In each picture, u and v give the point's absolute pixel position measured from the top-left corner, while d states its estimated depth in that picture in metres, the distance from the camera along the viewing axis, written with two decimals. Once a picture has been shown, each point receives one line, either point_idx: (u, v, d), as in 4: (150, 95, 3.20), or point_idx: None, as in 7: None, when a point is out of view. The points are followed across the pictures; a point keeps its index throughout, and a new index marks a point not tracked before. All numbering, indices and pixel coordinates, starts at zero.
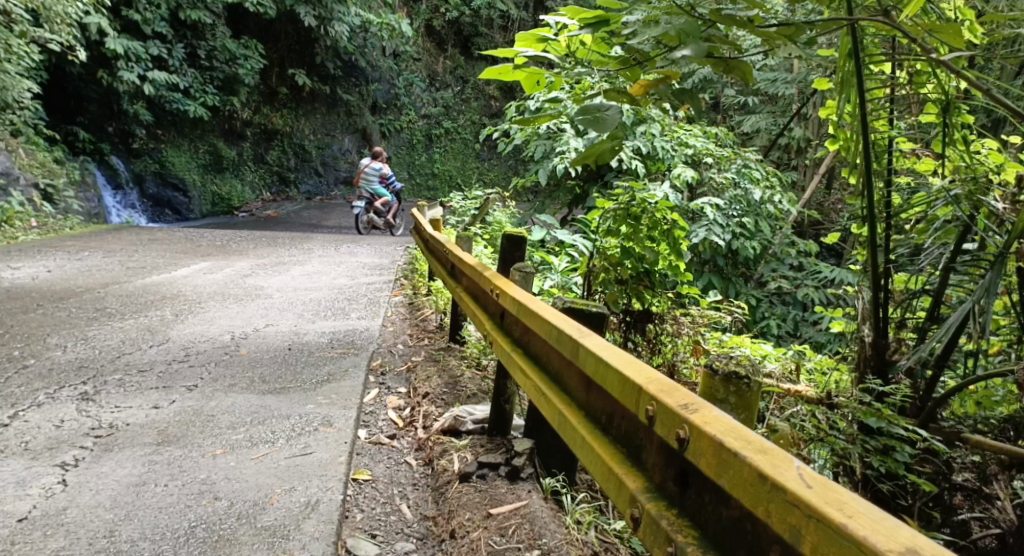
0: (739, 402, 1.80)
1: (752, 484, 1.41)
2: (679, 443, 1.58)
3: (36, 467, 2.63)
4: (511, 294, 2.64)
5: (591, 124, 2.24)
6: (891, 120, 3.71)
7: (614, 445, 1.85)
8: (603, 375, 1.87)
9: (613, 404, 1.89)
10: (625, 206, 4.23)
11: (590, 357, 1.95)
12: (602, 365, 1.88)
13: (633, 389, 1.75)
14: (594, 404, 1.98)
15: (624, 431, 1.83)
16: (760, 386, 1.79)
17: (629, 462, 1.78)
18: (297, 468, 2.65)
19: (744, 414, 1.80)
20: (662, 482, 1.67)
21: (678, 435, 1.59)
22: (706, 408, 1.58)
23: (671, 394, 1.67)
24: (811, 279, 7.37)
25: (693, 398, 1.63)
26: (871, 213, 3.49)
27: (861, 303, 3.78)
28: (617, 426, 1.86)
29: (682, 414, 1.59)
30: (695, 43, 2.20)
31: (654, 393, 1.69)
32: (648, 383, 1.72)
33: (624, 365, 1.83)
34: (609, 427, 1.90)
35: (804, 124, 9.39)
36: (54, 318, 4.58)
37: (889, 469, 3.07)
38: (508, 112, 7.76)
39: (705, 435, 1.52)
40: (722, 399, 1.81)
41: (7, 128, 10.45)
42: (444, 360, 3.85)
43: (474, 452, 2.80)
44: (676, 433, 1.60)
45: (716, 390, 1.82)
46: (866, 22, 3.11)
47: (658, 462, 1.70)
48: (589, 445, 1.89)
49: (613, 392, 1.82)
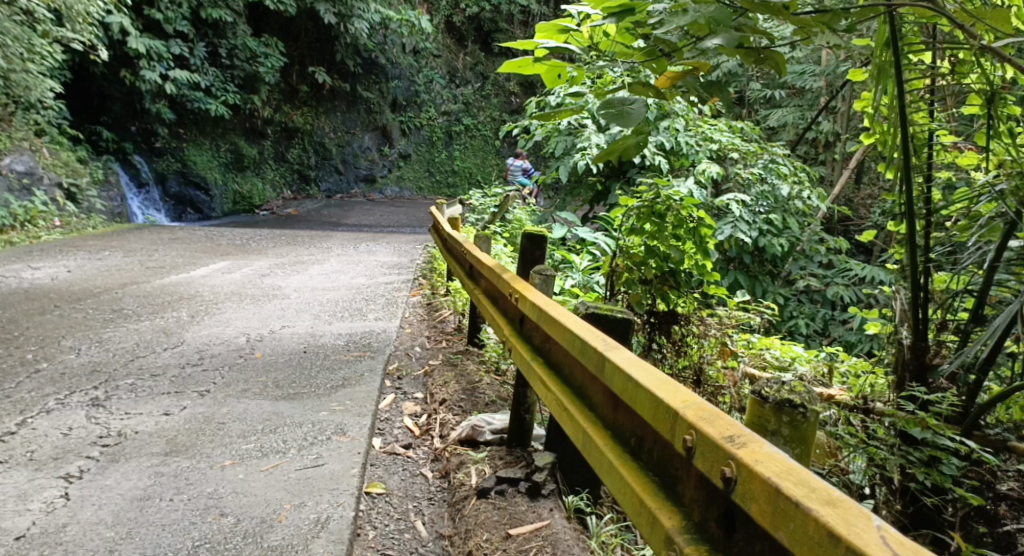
0: (793, 435, 1.69)
1: (820, 542, 1.27)
2: (725, 483, 1.45)
3: (39, 479, 2.56)
4: (532, 299, 2.51)
5: (614, 119, 2.11)
6: (931, 111, 3.53)
7: (644, 473, 1.72)
8: (632, 394, 1.74)
9: (644, 426, 1.75)
10: (649, 203, 4.07)
11: (617, 374, 1.82)
12: (631, 383, 1.75)
13: (666, 414, 1.63)
14: (622, 424, 1.85)
15: (657, 458, 1.70)
16: (816, 415, 1.67)
17: (661, 494, 1.65)
18: (308, 481, 2.55)
19: (798, 449, 1.69)
20: (702, 522, 1.54)
21: (723, 473, 1.45)
22: (755, 444, 1.46)
23: (712, 423, 1.54)
24: (841, 277, 7.18)
25: (739, 430, 1.50)
26: (910, 210, 3.32)
27: (898, 304, 3.63)
28: (649, 451, 1.73)
29: (728, 449, 1.46)
30: (726, 32, 2.08)
31: (691, 420, 1.56)
32: (685, 409, 1.59)
33: (656, 386, 1.69)
34: (638, 451, 1.77)
35: (832, 117, 9.17)
36: (70, 320, 4.52)
37: (934, 482, 2.90)
38: (529, 107, 7.60)
39: (757, 477, 1.40)
40: (774, 431, 1.70)
41: (31, 128, 10.49)
42: (463, 365, 3.74)
43: (493, 465, 2.69)
44: (720, 470, 1.47)
45: (766, 421, 1.71)
46: (905, 9, 2.96)
47: (696, 498, 1.56)
48: (617, 471, 1.76)
49: (644, 414, 1.69)
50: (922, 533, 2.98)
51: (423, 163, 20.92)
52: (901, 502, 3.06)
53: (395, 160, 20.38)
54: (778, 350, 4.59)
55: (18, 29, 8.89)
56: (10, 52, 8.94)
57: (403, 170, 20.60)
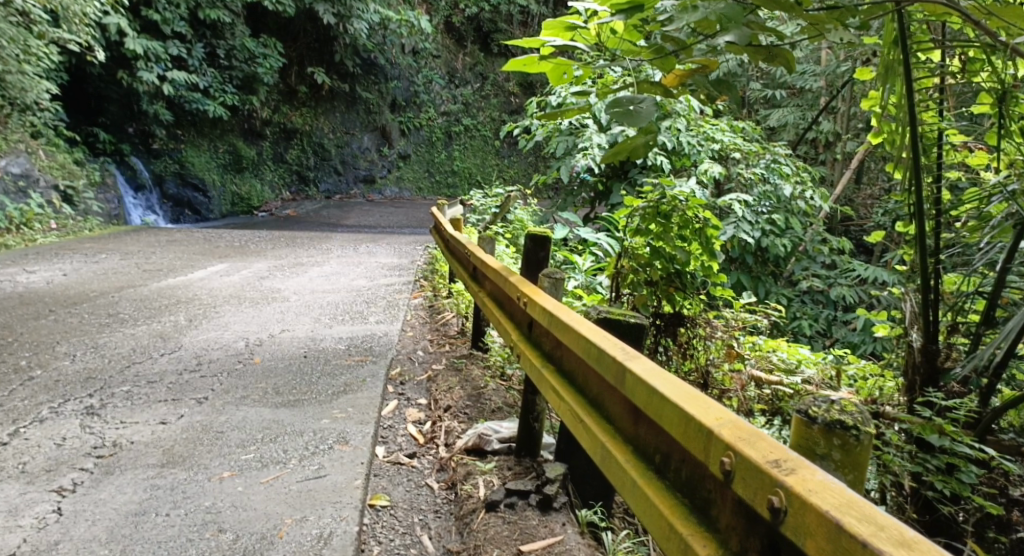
0: (845, 459, 1.52)
1: None
2: (773, 513, 1.37)
3: (31, 493, 2.48)
4: (541, 304, 2.43)
5: (621, 118, 2.04)
6: (941, 110, 3.46)
7: (671, 494, 1.65)
8: (657, 409, 1.67)
9: (671, 443, 1.68)
10: (654, 203, 3.99)
11: (640, 387, 1.74)
12: (656, 398, 1.68)
13: (700, 432, 1.55)
14: (644, 439, 1.78)
15: (685, 479, 1.62)
16: (871, 438, 1.50)
17: (692, 517, 1.57)
18: (310, 494, 2.47)
19: (851, 474, 1.52)
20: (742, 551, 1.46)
21: (771, 502, 1.37)
22: (806, 471, 1.37)
23: (753, 445, 1.46)
24: (844, 277, 7.13)
25: (785, 455, 1.42)
26: (920, 211, 3.25)
27: (908, 305, 3.54)
28: (676, 470, 1.66)
29: (776, 476, 1.38)
30: (737, 28, 2.02)
31: (729, 441, 1.49)
32: (721, 429, 1.52)
33: (686, 402, 1.62)
34: (662, 468, 1.70)
35: (833, 117, 9.11)
36: (65, 324, 4.45)
37: (953, 490, 2.84)
38: (529, 107, 7.50)
39: (813, 510, 1.31)
40: (824, 455, 1.53)
41: (28, 130, 10.42)
42: (467, 370, 3.66)
43: (502, 476, 2.61)
44: (767, 499, 1.38)
45: (815, 444, 1.54)
46: (915, 6, 2.87)
47: (732, 525, 1.48)
48: (642, 491, 1.68)
49: (674, 431, 1.62)
50: (936, 541, 2.90)
51: (422, 163, 20.79)
52: (916, 511, 2.97)
53: (394, 160, 20.23)
54: (785, 351, 4.50)
55: (14, 30, 8.79)
56: (6, 54, 8.86)
57: (402, 171, 20.44)
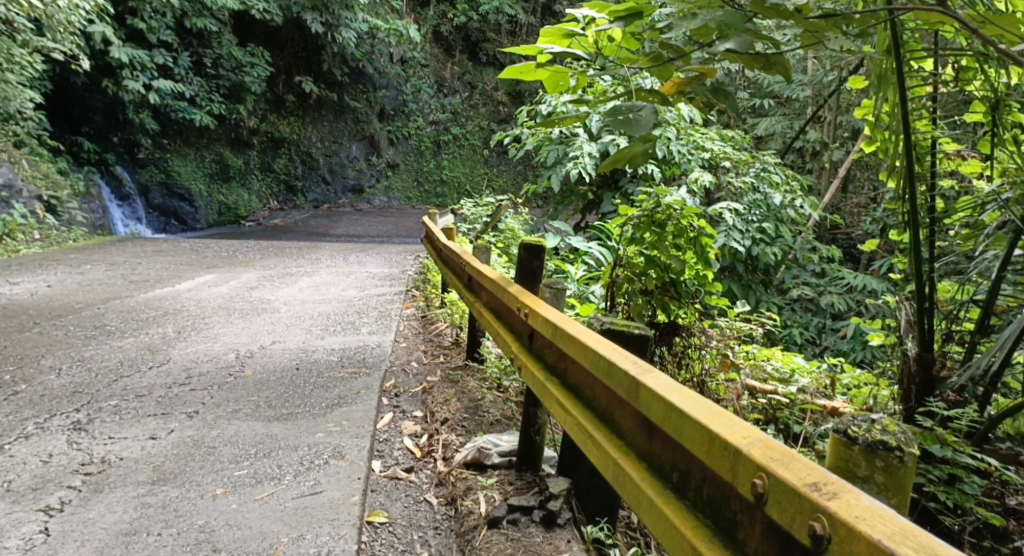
0: (888, 482, 1.49)
1: None
2: (814, 540, 1.33)
3: (16, 513, 2.40)
4: (543, 315, 2.39)
5: (622, 126, 2.00)
6: (933, 119, 3.44)
7: (692, 513, 1.60)
8: (677, 426, 1.64)
9: (690, 460, 1.64)
10: (649, 212, 3.96)
11: (656, 402, 1.71)
12: (675, 414, 1.64)
13: (726, 451, 1.51)
14: (659, 456, 1.74)
15: (707, 499, 1.58)
16: (914, 460, 1.47)
17: (715, 540, 1.53)
18: (306, 511, 2.41)
19: (895, 498, 1.49)
20: None
21: (812, 528, 1.33)
22: (848, 496, 1.34)
23: (788, 466, 1.42)
24: (834, 286, 7.22)
25: (824, 478, 1.38)
26: (915, 219, 3.23)
27: (903, 314, 3.54)
28: (695, 489, 1.62)
29: (816, 500, 1.34)
30: (737, 36, 1.97)
31: (760, 461, 1.45)
32: (750, 448, 1.48)
33: (708, 419, 1.59)
34: (679, 486, 1.66)
35: (820, 126, 9.15)
36: (50, 337, 4.36)
37: (956, 501, 2.81)
38: (519, 115, 7.46)
39: (862, 538, 1.27)
40: (865, 477, 1.50)
41: (10, 139, 10.30)
42: (463, 382, 3.60)
43: (503, 491, 2.56)
44: (807, 525, 1.34)
45: (855, 466, 1.50)
46: (908, 14, 2.84)
47: (762, 548, 1.44)
48: (661, 511, 1.64)
49: (696, 449, 1.58)
50: None
51: (410, 172, 20.69)
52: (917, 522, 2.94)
53: (382, 170, 20.14)
54: (780, 360, 4.46)
55: None
56: None
57: (390, 180, 20.34)
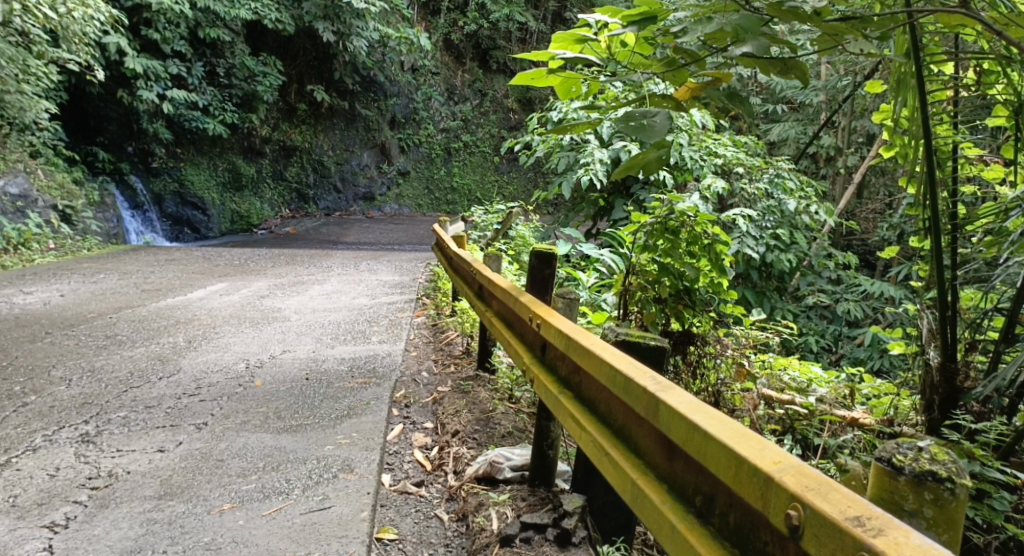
0: (937, 517, 1.47)
1: None
2: None
3: (21, 529, 2.37)
4: (557, 327, 2.33)
5: (635, 133, 1.94)
6: (955, 123, 3.35)
7: (717, 541, 1.54)
8: (700, 447, 1.58)
9: (716, 485, 1.58)
10: (662, 219, 3.87)
11: (679, 423, 1.65)
12: (700, 436, 1.58)
13: (756, 477, 1.46)
14: (681, 478, 1.68)
15: (734, 526, 1.52)
16: (965, 493, 1.46)
17: None
18: (314, 528, 2.37)
19: (946, 534, 1.47)
20: None
21: None
22: (893, 531, 1.28)
23: (825, 496, 1.36)
24: (850, 293, 7.10)
25: (865, 510, 1.32)
26: (937, 225, 3.15)
27: (925, 322, 3.44)
28: (721, 516, 1.55)
29: (857, 534, 1.28)
30: (755, 39, 1.90)
31: (794, 490, 1.39)
32: (783, 475, 1.42)
33: (735, 442, 1.53)
34: (703, 511, 1.60)
35: (833, 131, 9.04)
36: (61, 347, 4.35)
37: (986, 518, 2.76)
38: (530, 122, 7.40)
39: None
40: (913, 511, 1.48)
41: (26, 149, 10.39)
42: (475, 392, 3.55)
43: (516, 507, 2.50)
44: None
45: (902, 498, 1.49)
46: (929, 17, 2.77)
47: None
48: (685, 538, 1.58)
49: (721, 474, 1.52)
50: None
51: (421, 180, 20.71)
52: None
53: (394, 177, 20.17)
54: (797, 369, 4.36)
55: (13, 50, 8.76)
56: (4, 74, 8.81)
57: (401, 188, 20.37)
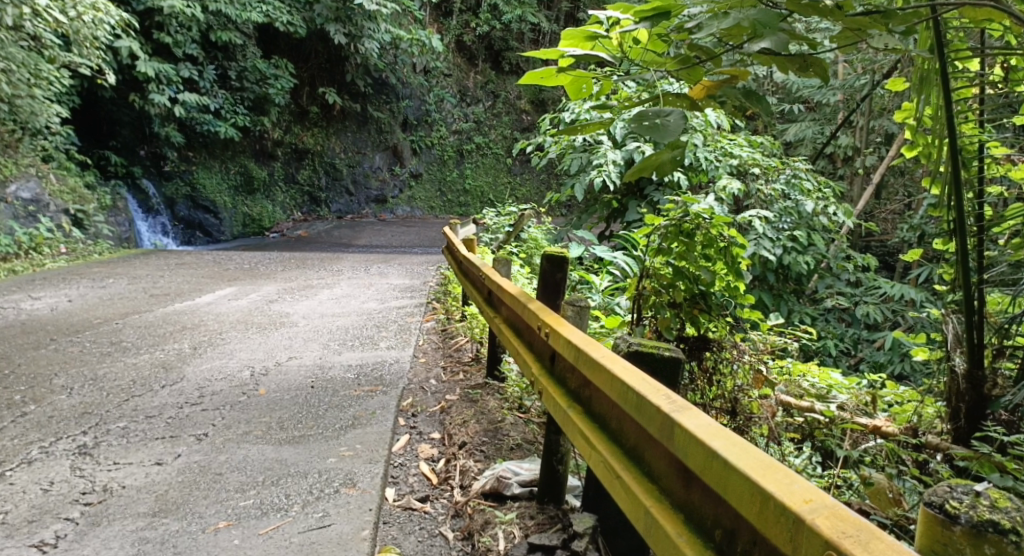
0: None
1: None
2: None
3: (9, 548, 2.30)
4: (567, 337, 2.22)
5: (649, 133, 1.84)
6: (981, 121, 3.20)
7: None
8: (720, 478, 1.48)
9: (738, 519, 1.47)
10: (676, 221, 3.76)
11: (699, 450, 1.54)
12: (723, 466, 1.48)
13: (785, 517, 1.36)
14: (697, 507, 1.58)
15: None
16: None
17: None
18: (312, 548, 2.28)
19: None
20: None
21: None
22: None
23: (865, 545, 1.26)
24: (869, 294, 6.94)
25: None
26: (962, 228, 3.01)
27: (951, 328, 3.30)
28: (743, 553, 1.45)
29: None
30: (774, 35, 1.79)
31: (829, 536, 1.29)
32: (816, 517, 1.32)
33: (761, 475, 1.43)
34: (722, 547, 1.50)
35: (851, 131, 8.87)
36: (65, 354, 4.29)
37: None
38: (542, 124, 7.31)
39: None
40: None
41: (39, 153, 10.41)
42: (483, 402, 3.45)
43: (524, 527, 2.41)
44: None
45: (957, 550, 1.38)
46: (954, 11, 2.64)
47: None
48: None
49: (746, 510, 1.43)
50: None
51: (433, 182, 20.63)
52: None
53: (406, 180, 20.12)
54: (817, 376, 4.22)
55: (24, 55, 8.74)
56: (15, 78, 8.81)
57: (413, 190, 20.33)
